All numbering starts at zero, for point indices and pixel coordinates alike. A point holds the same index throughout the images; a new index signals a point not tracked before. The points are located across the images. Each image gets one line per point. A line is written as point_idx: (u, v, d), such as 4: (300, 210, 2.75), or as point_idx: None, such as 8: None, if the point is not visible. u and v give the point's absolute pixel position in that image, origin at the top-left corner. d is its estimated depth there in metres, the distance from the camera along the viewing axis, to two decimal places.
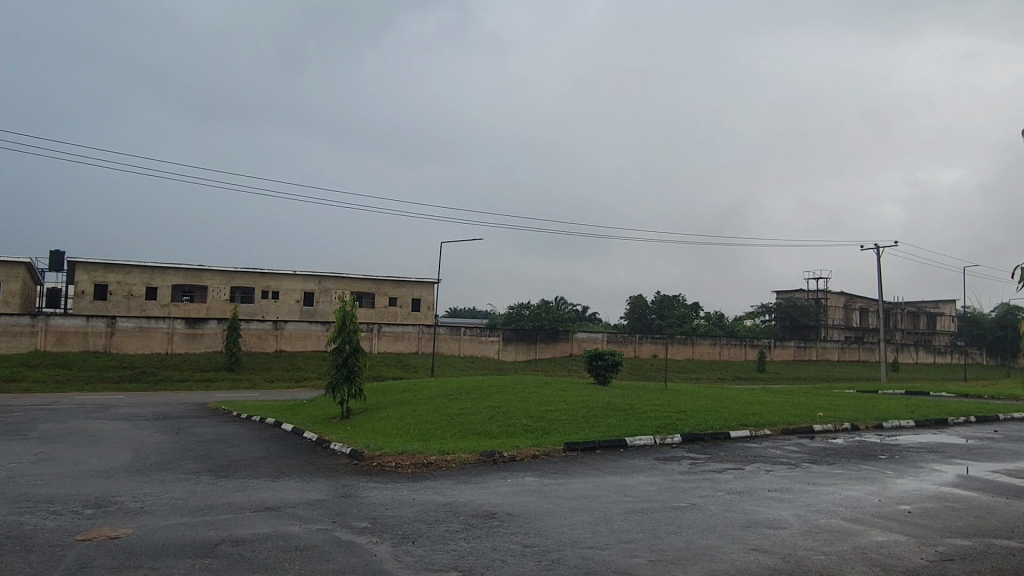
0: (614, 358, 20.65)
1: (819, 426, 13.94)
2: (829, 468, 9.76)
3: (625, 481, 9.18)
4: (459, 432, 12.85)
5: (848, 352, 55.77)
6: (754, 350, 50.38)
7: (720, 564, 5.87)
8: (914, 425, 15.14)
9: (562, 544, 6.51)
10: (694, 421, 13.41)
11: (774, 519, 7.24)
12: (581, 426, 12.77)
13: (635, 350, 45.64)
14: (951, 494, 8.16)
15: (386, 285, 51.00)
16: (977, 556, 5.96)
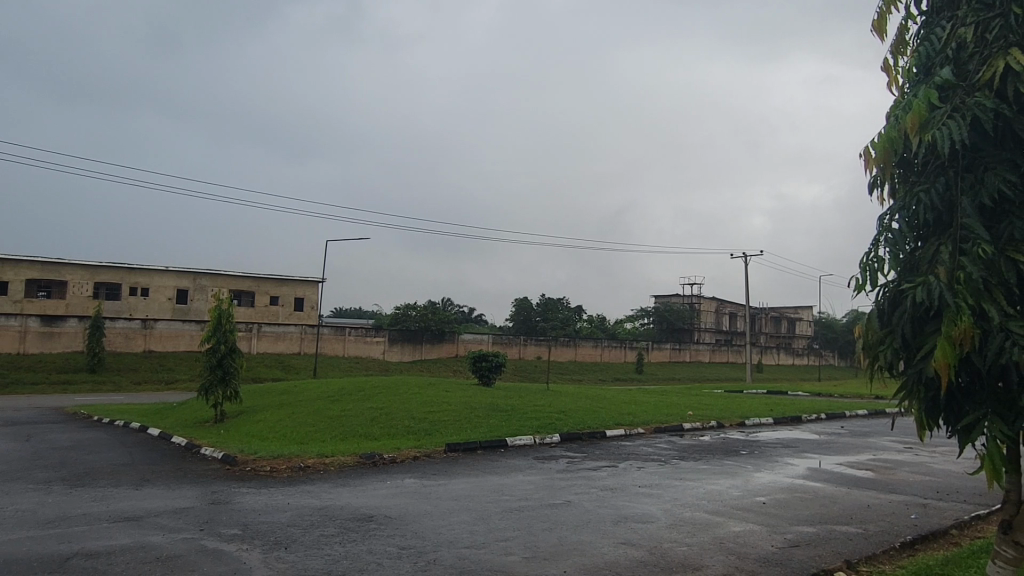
0: (498, 358, 20.91)
1: (689, 425, 14.66)
2: (695, 464, 10.33)
3: (504, 480, 9.31)
4: (339, 435, 12.58)
5: (719, 354, 59.07)
6: (632, 352, 52.37)
7: (591, 559, 6.08)
8: (773, 422, 16.26)
9: (438, 544, 6.54)
10: (574, 421, 13.77)
11: (643, 514, 7.58)
12: (463, 427, 12.84)
13: (520, 351, 46.31)
14: (802, 486, 8.85)
15: (267, 284, 49.20)
16: (821, 541, 6.49)
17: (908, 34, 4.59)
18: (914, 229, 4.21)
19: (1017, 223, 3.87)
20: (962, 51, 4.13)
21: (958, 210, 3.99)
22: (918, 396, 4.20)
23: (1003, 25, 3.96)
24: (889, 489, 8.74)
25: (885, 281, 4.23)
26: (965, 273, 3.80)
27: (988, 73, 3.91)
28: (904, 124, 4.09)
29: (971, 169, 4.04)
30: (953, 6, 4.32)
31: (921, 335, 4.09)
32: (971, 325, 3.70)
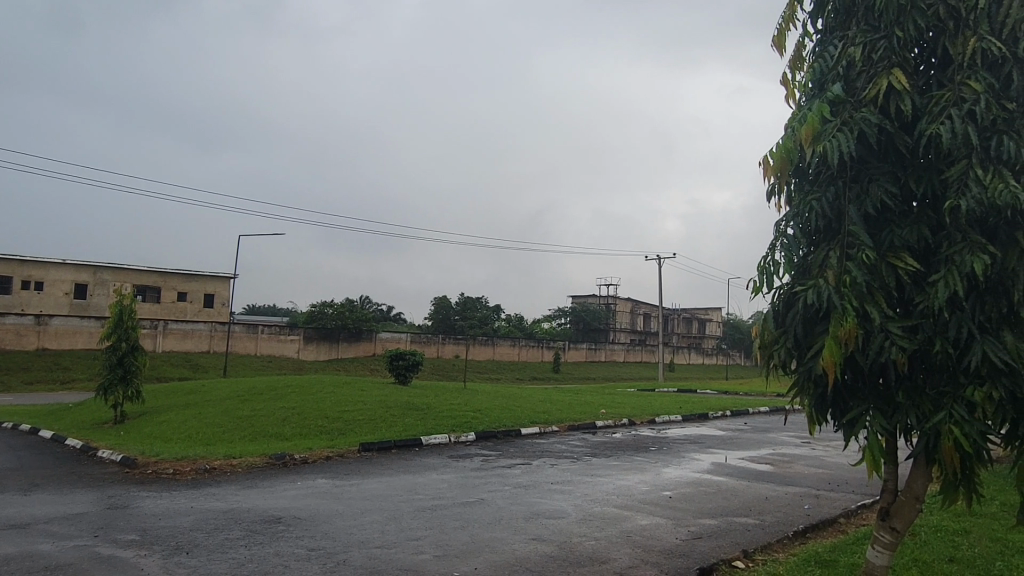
0: (415, 357, 20.77)
1: (601, 423, 14.99)
2: (607, 460, 10.58)
3: (418, 479, 9.27)
4: (249, 435, 12.20)
5: (633, 354, 60.48)
6: (549, 351, 53.03)
7: (502, 555, 6.13)
8: (681, 419, 16.83)
9: (349, 545, 6.45)
10: (489, 420, 13.83)
11: (555, 510, 7.71)
12: (378, 426, 12.69)
13: (439, 350, 45.99)
14: (706, 480, 9.21)
15: (174, 279, 47.10)
16: (721, 533, 6.78)
17: (804, 50, 4.84)
18: (807, 235, 4.43)
19: (897, 232, 4.17)
20: (851, 69, 4.39)
21: (846, 217, 4.23)
22: (808, 393, 4.45)
23: (887, 47, 4.24)
24: (785, 481, 9.21)
25: (781, 283, 4.44)
26: (851, 277, 4.05)
27: (873, 90, 4.18)
28: (799, 135, 4.31)
29: (857, 179, 4.30)
30: (844, 27, 4.59)
31: (812, 335, 4.33)
32: (855, 325, 3.95)
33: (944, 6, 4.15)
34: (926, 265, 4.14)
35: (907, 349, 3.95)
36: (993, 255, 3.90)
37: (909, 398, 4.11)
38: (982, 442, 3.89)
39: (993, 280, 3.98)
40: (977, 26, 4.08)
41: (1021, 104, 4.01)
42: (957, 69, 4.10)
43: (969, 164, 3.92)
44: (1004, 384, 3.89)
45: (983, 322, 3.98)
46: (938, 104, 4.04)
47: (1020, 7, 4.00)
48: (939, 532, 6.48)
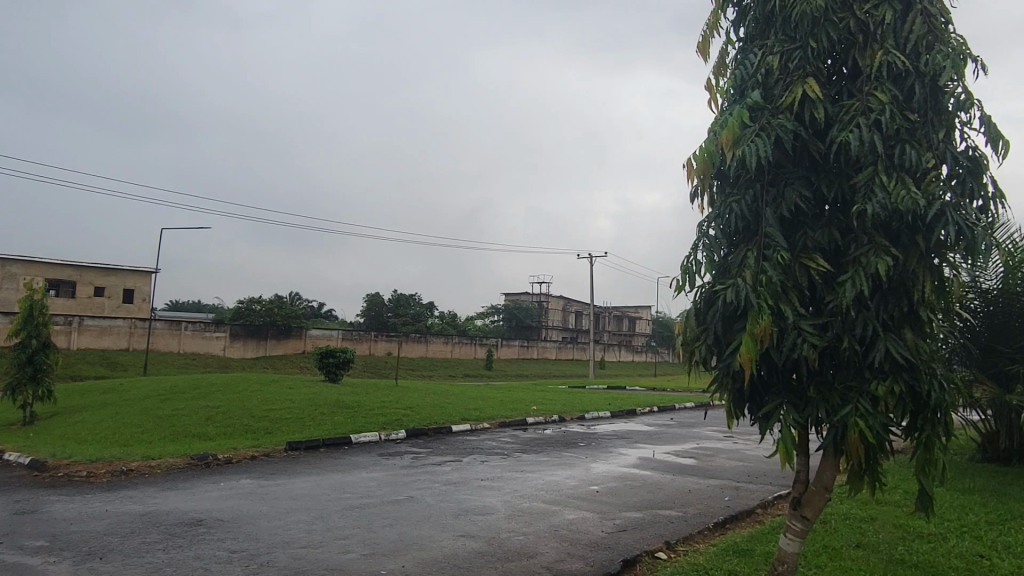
0: (346, 354, 20.48)
1: (532, 419, 15.12)
2: (536, 456, 10.70)
3: (346, 478, 9.15)
4: (169, 435, 11.80)
5: (565, 351, 61.12)
6: (483, 349, 53.06)
7: (430, 552, 6.13)
8: (610, 415, 17.14)
9: (273, 546, 6.32)
10: (420, 417, 13.77)
11: (484, 506, 7.75)
12: (306, 424, 12.47)
13: (371, 347, 45.40)
14: (632, 474, 9.43)
15: (90, 273, 44.98)
16: (645, 525, 6.96)
17: (727, 58, 5.00)
18: (727, 236, 4.58)
19: (810, 234, 4.36)
20: (769, 77, 4.56)
21: (763, 219, 4.40)
22: (727, 388, 4.60)
23: (802, 57, 4.43)
24: (707, 474, 9.52)
25: (702, 282, 4.57)
26: (766, 277, 4.22)
27: (789, 98, 4.36)
28: (720, 138, 4.44)
29: (774, 183, 4.47)
30: (763, 36, 4.77)
31: (730, 332, 4.48)
32: (770, 323, 4.11)
33: (855, 19, 4.37)
34: (836, 267, 4.35)
35: (818, 345, 4.13)
36: (895, 257, 4.14)
37: (820, 393, 4.30)
38: (885, 434, 4.12)
39: (896, 281, 4.22)
40: (884, 40, 4.31)
41: (922, 115, 4.27)
42: (866, 80, 4.33)
43: (875, 171, 4.15)
44: (904, 378, 4.14)
45: (886, 320, 4.22)
46: (848, 113, 4.26)
47: (922, 24, 4.27)
48: (848, 519, 6.83)
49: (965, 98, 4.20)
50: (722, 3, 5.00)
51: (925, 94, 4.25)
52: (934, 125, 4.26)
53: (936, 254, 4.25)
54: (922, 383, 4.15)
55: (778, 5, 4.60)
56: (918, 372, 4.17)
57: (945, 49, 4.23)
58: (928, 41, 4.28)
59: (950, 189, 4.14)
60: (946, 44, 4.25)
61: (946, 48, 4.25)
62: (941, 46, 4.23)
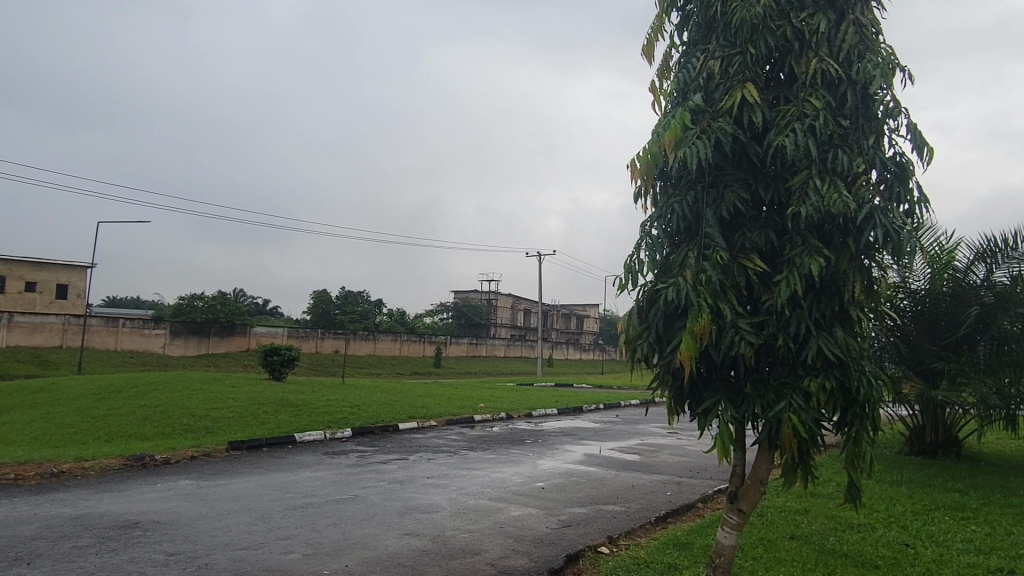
0: (291, 352, 20.13)
1: (480, 417, 15.15)
2: (483, 453, 10.73)
3: (290, 478, 9.01)
4: (104, 436, 11.42)
5: (514, 348, 61.28)
6: (431, 347, 52.82)
7: (374, 551, 6.09)
8: (557, 412, 17.28)
9: (212, 548, 6.19)
10: (366, 415, 13.65)
11: (429, 504, 7.74)
12: (249, 423, 12.22)
13: (317, 345, 44.74)
14: (578, 470, 9.53)
15: (21, 268, 43.13)
16: (589, 521, 7.05)
17: (670, 61, 5.09)
18: (669, 236, 4.67)
19: (748, 235, 4.48)
20: (710, 81, 4.67)
21: (703, 220, 4.51)
22: (668, 384, 4.70)
23: (742, 62, 4.55)
24: (651, 470, 9.69)
25: (645, 281, 4.64)
26: (706, 276, 4.32)
27: (729, 102, 4.47)
28: (663, 140, 4.52)
29: (714, 184, 4.59)
30: (706, 40, 4.88)
31: (671, 330, 4.57)
32: (709, 321, 4.21)
33: (792, 27, 4.51)
34: (773, 267, 4.48)
35: (754, 343, 4.26)
36: (827, 258, 4.30)
37: (755, 389, 4.43)
38: (816, 428, 4.28)
39: (828, 281, 4.38)
40: (818, 48, 4.46)
41: (854, 121, 4.44)
42: (802, 86, 4.47)
43: (810, 174, 4.30)
44: (835, 375, 4.30)
45: (819, 320, 4.37)
46: (785, 117, 4.39)
47: (854, 34, 4.44)
48: (783, 512, 7.04)
49: (894, 106, 4.38)
50: (667, 7, 5.10)
51: (857, 101, 4.42)
52: (865, 131, 4.43)
53: (865, 256, 4.42)
54: (851, 379, 4.32)
55: (719, 11, 4.71)
56: (848, 369, 4.33)
57: (875, 58, 4.41)
58: (860, 50, 4.45)
59: (878, 193, 4.31)
60: (876, 54, 4.43)
61: (877, 58, 4.42)
62: (871, 55, 4.41)
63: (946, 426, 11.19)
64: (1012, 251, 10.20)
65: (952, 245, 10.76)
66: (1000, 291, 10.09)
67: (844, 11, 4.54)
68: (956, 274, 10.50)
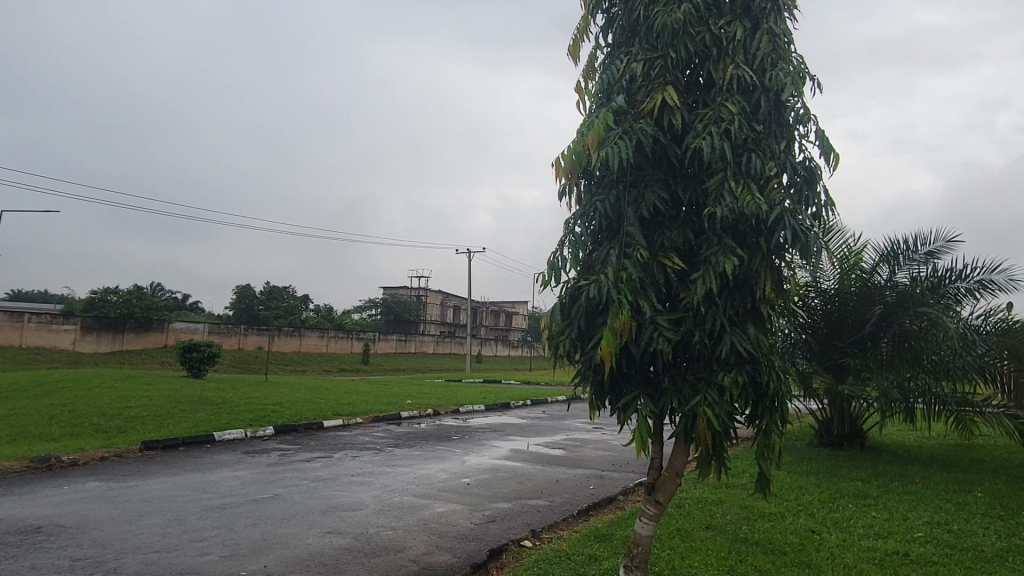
0: (211, 348, 19.53)
1: (406, 413, 15.05)
2: (409, 450, 10.67)
3: (207, 478, 8.74)
4: (7, 437, 10.81)
5: (443, 345, 61.03)
6: (359, 343, 52.08)
7: (295, 550, 5.97)
8: (484, 408, 17.34)
9: (122, 552, 5.95)
10: (290, 413, 13.36)
11: (353, 502, 7.64)
12: (165, 422, 11.78)
13: (240, 342, 43.50)
14: (503, 466, 9.60)
15: None
16: (513, 515, 7.11)
17: (595, 62, 5.18)
18: (592, 234, 4.75)
19: (667, 234, 4.61)
20: (633, 83, 4.78)
21: (624, 218, 4.60)
22: (589, 380, 4.78)
23: (662, 66, 4.67)
24: (575, 464, 9.85)
25: (568, 278, 4.70)
26: (626, 274, 4.41)
27: (650, 104, 4.58)
28: (587, 139, 4.59)
29: (636, 184, 4.69)
30: (629, 43, 4.98)
31: (593, 326, 4.66)
32: (629, 317, 4.31)
33: (710, 33, 4.66)
34: (690, 265, 4.62)
35: (672, 339, 4.39)
36: (740, 257, 4.47)
37: (673, 384, 4.56)
38: (729, 421, 4.44)
39: (742, 279, 4.55)
40: (735, 55, 4.62)
41: (767, 127, 4.64)
42: (719, 91, 4.62)
43: (725, 177, 4.45)
44: (747, 370, 4.48)
45: (732, 316, 4.54)
46: (703, 121, 4.53)
47: (767, 43, 4.63)
48: (700, 502, 7.29)
49: (804, 113, 4.59)
50: (592, 8, 5.18)
51: (770, 107, 4.62)
52: (777, 136, 4.63)
53: (776, 255, 4.62)
54: (762, 374, 4.51)
55: (642, 15, 4.82)
56: (759, 364, 4.52)
57: (786, 67, 4.61)
58: (773, 59, 4.64)
59: (788, 196, 4.51)
60: (788, 63, 4.64)
61: (788, 67, 4.62)
62: (783, 64, 4.60)
63: (851, 419, 11.77)
64: (913, 253, 10.97)
65: (858, 247, 11.39)
66: (902, 290, 10.73)
67: (759, 20, 4.73)
68: (864, 275, 11.06)
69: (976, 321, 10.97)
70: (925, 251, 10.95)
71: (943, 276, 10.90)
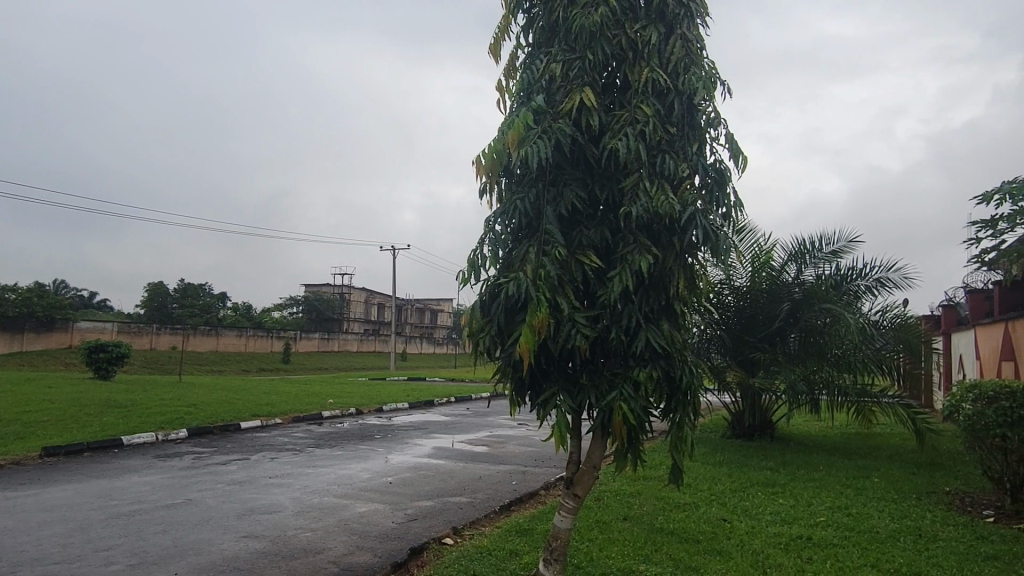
0: (120, 348, 18.64)
1: (328, 413, 14.78)
2: (330, 450, 10.49)
3: (115, 484, 8.34)
4: None
5: (367, 343, 60.15)
6: (280, 342, 50.79)
7: (208, 556, 5.79)
8: (408, 406, 17.21)
9: (18, 565, 5.61)
10: (204, 415, 12.90)
11: (270, 504, 7.46)
12: (69, 427, 11.18)
13: (151, 342, 41.72)
14: (427, 464, 9.56)
15: None
16: (435, 513, 7.10)
17: (516, 62, 5.21)
18: (511, 232, 4.79)
19: (585, 232, 4.69)
20: (552, 83, 4.84)
21: (543, 216, 4.66)
22: (509, 376, 4.81)
23: (580, 67, 4.75)
24: (498, 461, 9.91)
25: (488, 275, 4.72)
26: (545, 272, 4.46)
27: (568, 104, 4.65)
28: (506, 138, 4.62)
29: (554, 183, 4.76)
30: (549, 44, 5.05)
31: (512, 323, 4.70)
32: (547, 314, 4.36)
33: (626, 37, 4.77)
34: (607, 263, 4.72)
35: (589, 336, 4.47)
36: (655, 255, 4.59)
37: (590, 379, 4.65)
38: (644, 415, 4.55)
39: (656, 276, 4.68)
40: (649, 59, 4.75)
41: (679, 129, 4.78)
42: (634, 93, 4.74)
43: (640, 176, 4.55)
44: (661, 365, 4.60)
45: (647, 313, 4.66)
46: (618, 122, 4.63)
47: (680, 48, 4.78)
48: (619, 495, 7.45)
49: (714, 117, 4.77)
50: (513, 8, 5.22)
51: (682, 110, 4.76)
52: (689, 138, 4.79)
53: (688, 254, 4.77)
54: (675, 369, 4.65)
55: (561, 16, 4.88)
56: (672, 359, 4.66)
57: (698, 72, 4.77)
58: (685, 63, 4.78)
59: (700, 197, 4.67)
60: (700, 67, 4.79)
61: (700, 71, 4.78)
62: (695, 69, 4.75)
63: (762, 411, 12.29)
64: (818, 252, 11.55)
65: (769, 245, 11.88)
66: (808, 287, 11.29)
67: (672, 25, 4.87)
68: (773, 273, 11.54)
69: (875, 316, 11.64)
70: (829, 250, 11.54)
71: (846, 274, 11.51)
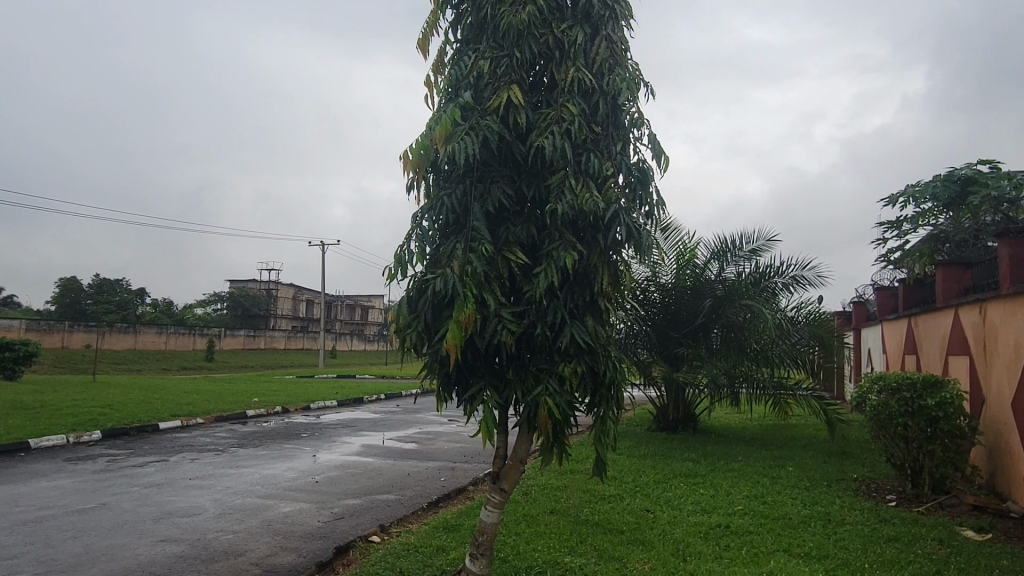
0: (28, 347, 17.68)
1: (252, 411, 14.40)
2: (254, 450, 10.23)
3: (20, 489, 7.91)
4: None
5: (295, 341, 58.88)
6: (203, 339, 49.11)
7: (122, 562, 5.57)
8: (336, 404, 16.93)
9: None
10: (120, 416, 12.37)
11: (190, 507, 7.22)
12: None
13: (63, 340, 39.74)
14: (354, 462, 9.43)
15: None
16: (363, 511, 7.03)
17: (444, 57, 5.20)
18: (439, 228, 4.78)
19: (511, 229, 4.73)
20: (480, 80, 4.86)
21: (470, 213, 4.67)
22: (435, 372, 4.81)
23: (508, 64, 4.77)
24: (427, 457, 9.87)
25: (415, 271, 4.70)
26: (471, 268, 4.47)
27: (496, 102, 4.67)
28: (434, 134, 4.60)
29: (481, 180, 4.77)
30: (477, 40, 5.05)
31: (439, 319, 4.69)
32: (473, 310, 4.37)
33: (553, 36, 4.82)
34: (533, 260, 4.77)
35: (515, 331, 4.51)
36: (580, 252, 4.66)
37: (517, 374, 4.69)
38: (568, 409, 4.63)
39: (581, 273, 4.75)
40: (575, 59, 4.82)
41: (604, 129, 4.88)
42: (560, 92, 4.80)
43: (566, 175, 4.61)
44: (585, 360, 4.68)
45: (573, 309, 4.74)
46: (545, 121, 4.68)
47: (605, 49, 4.87)
48: (546, 488, 7.54)
49: (638, 117, 4.89)
50: (441, 4, 5.20)
51: (607, 110, 4.86)
52: (613, 138, 4.90)
53: (612, 252, 4.87)
54: (599, 364, 4.74)
55: (489, 13, 4.90)
56: (596, 355, 4.75)
57: (623, 73, 4.87)
58: (611, 64, 4.89)
59: (623, 195, 4.77)
60: (623, 69, 4.89)
61: (624, 73, 4.89)
62: (620, 70, 4.85)
63: (685, 405, 12.64)
64: (739, 250, 11.95)
65: (693, 243, 12.25)
66: (729, 284, 11.68)
67: (598, 26, 4.95)
68: (696, 270, 11.90)
69: (791, 312, 12.13)
70: (749, 249, 11.96)
71: (764, 271, 11.96)
